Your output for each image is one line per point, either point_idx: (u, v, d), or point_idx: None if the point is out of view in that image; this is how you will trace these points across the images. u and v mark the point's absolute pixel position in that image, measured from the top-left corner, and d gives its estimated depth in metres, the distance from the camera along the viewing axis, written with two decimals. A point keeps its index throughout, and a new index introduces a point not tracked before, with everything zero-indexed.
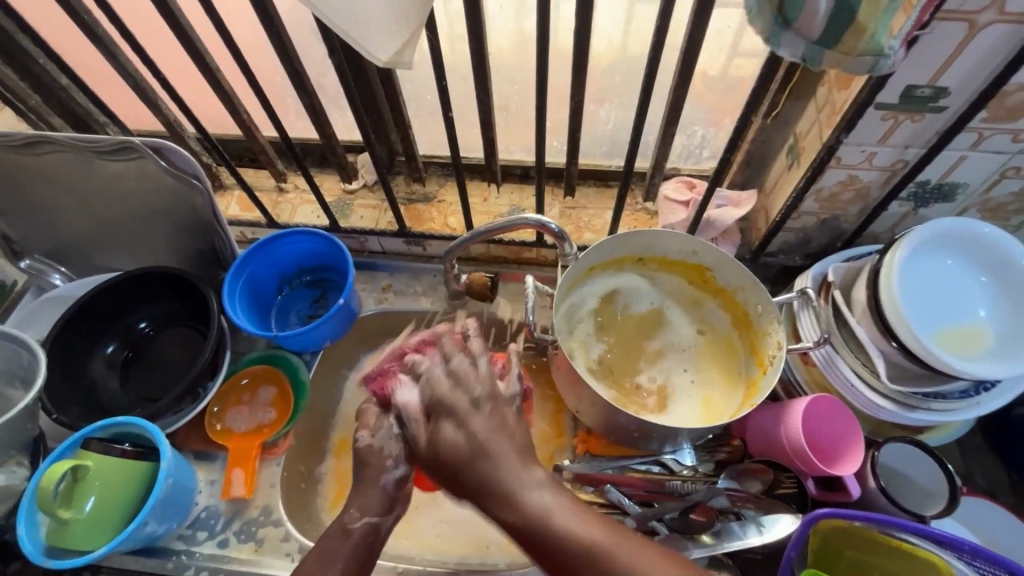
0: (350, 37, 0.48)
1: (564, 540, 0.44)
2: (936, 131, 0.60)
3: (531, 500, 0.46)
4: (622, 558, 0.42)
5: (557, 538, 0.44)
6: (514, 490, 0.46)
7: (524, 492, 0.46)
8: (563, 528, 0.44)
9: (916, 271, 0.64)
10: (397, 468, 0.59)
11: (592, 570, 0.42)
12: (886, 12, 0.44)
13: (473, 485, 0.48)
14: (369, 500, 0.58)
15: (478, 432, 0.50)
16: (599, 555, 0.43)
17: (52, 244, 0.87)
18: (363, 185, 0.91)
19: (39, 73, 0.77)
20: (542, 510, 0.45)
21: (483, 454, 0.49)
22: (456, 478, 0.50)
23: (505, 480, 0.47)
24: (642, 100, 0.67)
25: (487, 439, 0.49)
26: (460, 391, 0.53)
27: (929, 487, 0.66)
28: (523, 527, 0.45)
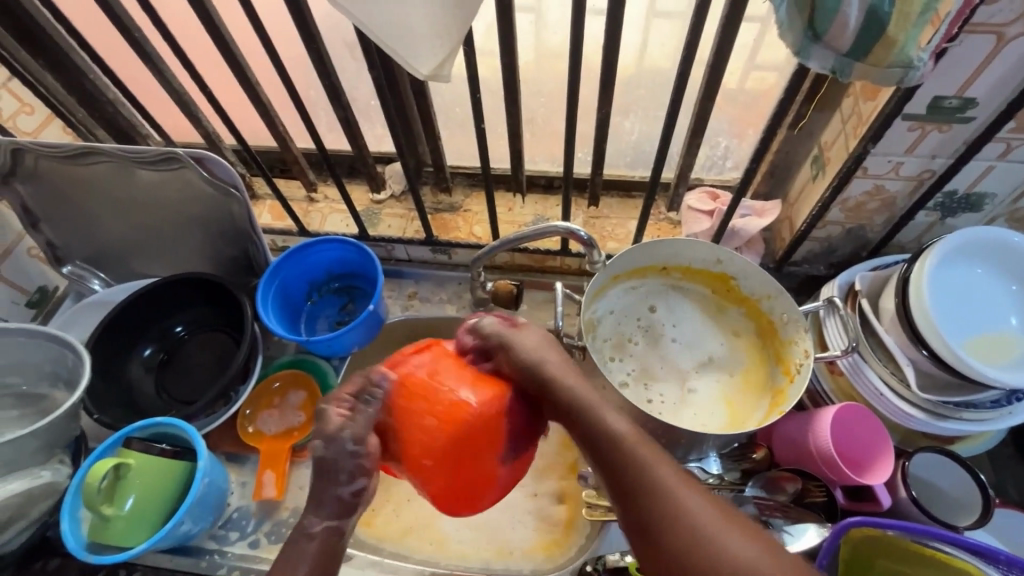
0: (395, 51, 0.50)
1: (601, 424, 0.54)
2: (963, 141, 0.61)
3: (581, 394, 0.56)
4: (651, 458, 0.51)
5: (597, 424, 0.54)
6: (569, 390, 0.57)
7: (578, 392, 0.57)
8: (602, 418, 0.54)
9: (946, 279, 0.64)
10: (354, 481, 0.56)
11: (640, 472, 0.50)
12: (915, 25, 0.45)
13: (539, 381, 0.58)
14: (327, 506, 0.56)
15: (544, 351, 0.60)
16: (623, 440, 0.52)
17: (92, 251, 0.90)
18: (391, 195, 0.93)
19: (90, 89, 0.82)
20: (589, 408, 0.55)
21: (554, 362, 0.59)
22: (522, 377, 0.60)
23: (562, 378, 0.58)
24: (670, 112, 0.68)
25: (552, 371, 0.58)
26: (526, 332, 0.62)
27: (962, 499, 0.66)
28: (583, 418, 0.55)
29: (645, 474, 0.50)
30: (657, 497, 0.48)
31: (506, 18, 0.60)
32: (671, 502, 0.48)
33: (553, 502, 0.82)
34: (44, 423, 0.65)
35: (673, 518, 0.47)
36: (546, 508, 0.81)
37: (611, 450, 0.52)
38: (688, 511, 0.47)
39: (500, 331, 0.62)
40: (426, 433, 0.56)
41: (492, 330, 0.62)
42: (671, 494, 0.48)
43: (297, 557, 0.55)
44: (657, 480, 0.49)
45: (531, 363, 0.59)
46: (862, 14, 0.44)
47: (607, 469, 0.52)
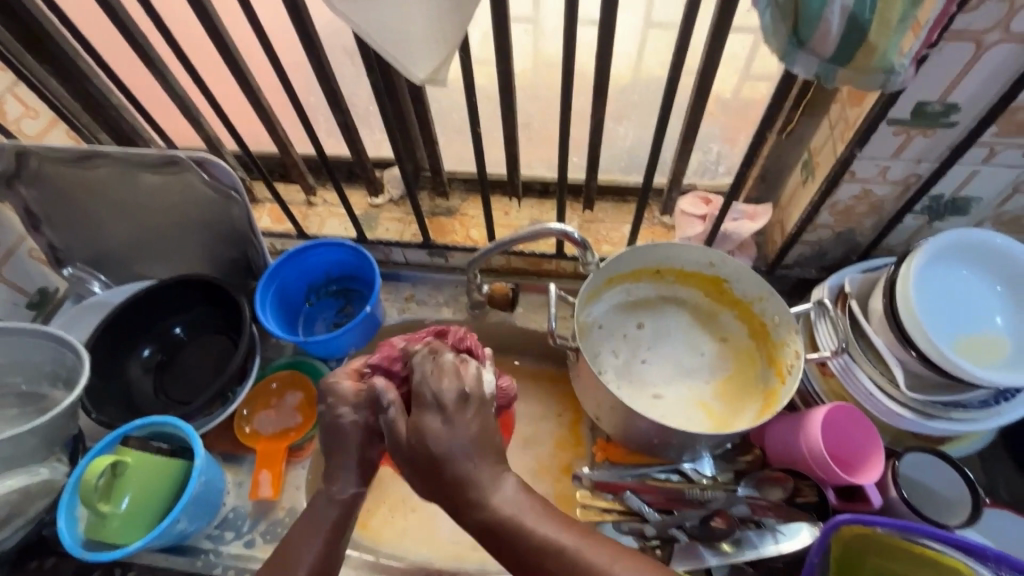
0: (394, 58, 0.52)
1: (528, 535, 0.48)
2: (948, 146, 0.62)
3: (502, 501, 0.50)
4: (576, 547, 0.48)
5: (520, 538, 0.48)
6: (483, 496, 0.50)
7: (495, 499, 0.50)
8: (526, 527, 0.49)
9: (933, 281, 0.65)
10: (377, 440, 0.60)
11: (566, 570, 0.47)
12: (895, 32, 0.46)
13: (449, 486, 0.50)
14: (348, 472, 0.59)
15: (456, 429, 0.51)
16: (554, 549, 0.48)
17: (92, 253, 0.91)
18: (389, 200, 0.94)
19: (96, 94, 0.83)
20: (512, 516, 0.49)
21: (471, 454, 0.51)
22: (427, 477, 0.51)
23: (477, 483, 0.50)
24: (662, 117, 0.69)
25: (469, 457, 0.51)
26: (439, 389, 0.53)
27: (951, 498, 0.67)
28: (495, 532, 0.49)
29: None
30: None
31: (501, 25, 0.62)
32: None
33: None
34: (43, 421, 0.65)
35: None
36: None
37: (542, 561, 0.48)
38: None
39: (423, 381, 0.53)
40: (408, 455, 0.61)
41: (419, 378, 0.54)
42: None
43: (317, 525, 0.58)
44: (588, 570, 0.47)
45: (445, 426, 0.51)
46: (843, 20, 0.46)
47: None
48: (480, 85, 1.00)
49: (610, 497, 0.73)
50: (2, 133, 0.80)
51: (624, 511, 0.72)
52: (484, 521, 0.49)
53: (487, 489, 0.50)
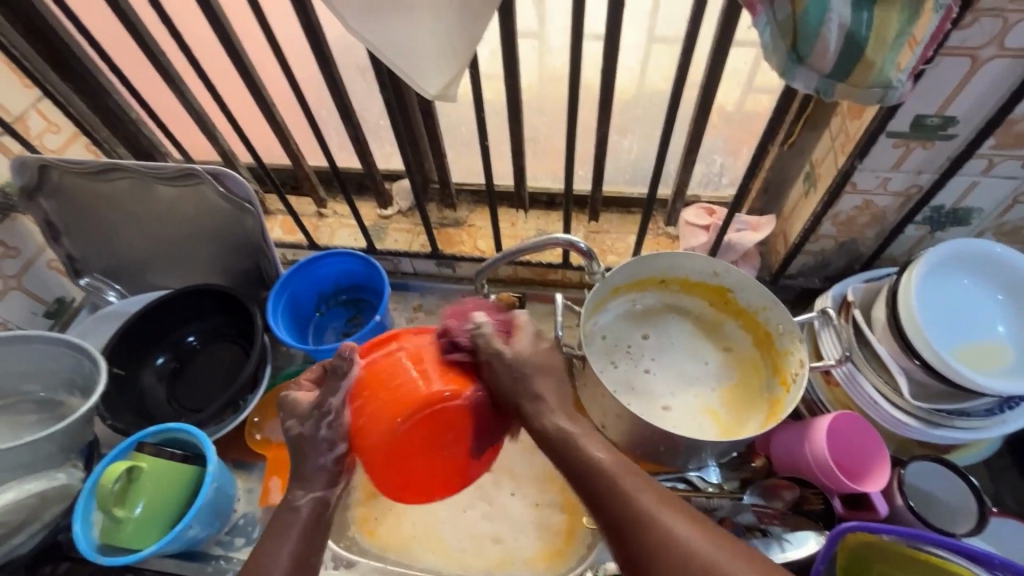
0: (410, 77, 0.54)
1: (584, 456, 0.52)
2: (947, 158, 0.64)
3: (564, 426, 0.54)
4: (630, 485, 0.50)
5: (577, 458, 0.52)
6: (551, 419, 0.54)
7: (562, 423, 0.54)
8: (583, 447, 0.53)
9: (935, 290, 0.66)
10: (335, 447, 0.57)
11: (618, 497, 0.49)
12: (892, 48, 0.48)
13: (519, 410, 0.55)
14: (313, 479, 0.58)
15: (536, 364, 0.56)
16: (608, 474, 0.51)
17: (109, 263, 0.93)
18: (398, 211, 0.96)
19: (116, 109, 0.86)
20: (571, 439, 0.53)
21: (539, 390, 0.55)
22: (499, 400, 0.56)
23: (548, 409, 0.55)
24: (666, 131, 0.71)
25: (533, 395, 0.55)
26: (507, 343, 0.56)
27: (955, 506, 0.67)
28: (559, 448, 0.53)
29: (629, 509, 0.48)
30: (646, 531, 0.47)
31: (510, 42, 0.64)
32: (658, 530, 0.47)
33: (555, 511, 0.82)
34: (61, 427, 0.67)
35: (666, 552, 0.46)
36: (547, 517, 0.82)
37: (594, 481, 0.51)
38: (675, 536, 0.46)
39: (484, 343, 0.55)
40: (375, 423, 0.52)
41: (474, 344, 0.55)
42: (656, 519, 0.47)
43: (285, 530, 0.56)
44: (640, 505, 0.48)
45: (513, 369, 0.55)
46: (841, 37, 0.47)
47: (588, 498, 0.51)
48: (488, 99, 1.02)
49: None
50: (25, 147, 0.83)
51: None
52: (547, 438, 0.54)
53: (556, 417, 0.55)
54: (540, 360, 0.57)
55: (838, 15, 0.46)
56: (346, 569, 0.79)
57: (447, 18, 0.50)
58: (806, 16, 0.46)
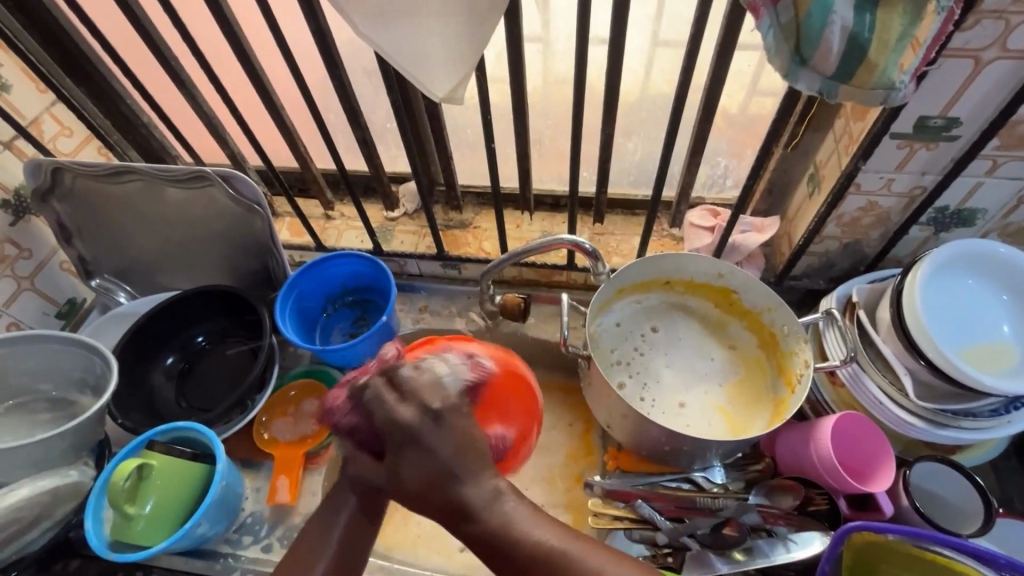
0: (418, 79, 0.55)
1: (524, 541, 0.43)
2: (950, 159, 0.64)
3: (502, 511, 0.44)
4: (586, 559, 0.42)
5: (517, 542, 0.43)
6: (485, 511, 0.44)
7: (499, 508, 0.45)
8: (521, 531, 0.43)
9: (940, 290, 0.66)
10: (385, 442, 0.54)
11: None
12: (894, 49, 0.48)
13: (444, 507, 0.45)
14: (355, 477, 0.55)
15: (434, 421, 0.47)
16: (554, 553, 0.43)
17: (120, 264, 0.94)
18: (404, 213, 0.97)
19: (128, 113, 0.87)
20: (512, 523, 0.44)
21: (468, 474, 0.45)
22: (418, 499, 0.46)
23: (469, 489, 0.45)
24: (670, 132, 0.72)
25: (461, 478, 0.45)
26: (410, 398, 0.48)
27: (962, 507, 0.67)
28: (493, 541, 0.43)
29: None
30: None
31: (516, 45, 0.65)
32: None
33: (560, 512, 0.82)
34: (73, 425, 0.68)
35: None
36: None
37: (540, 566, 0.42)
38: None
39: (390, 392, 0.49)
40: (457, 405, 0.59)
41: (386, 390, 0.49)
42: None
43: (330, 526, 0.55)
44: None
45: (428, 448, 0.46)
46: (843, 40, 0.48)
47: None
48: (494, 103, 1.03)
49: (622, 505, 0.73)
50: (39, 151, 0.85)
51: (635, 519, 0.72)
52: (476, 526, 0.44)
53: (478, 494, 0.44)
54: (461, 428, 0.47)
55: (840, 18, 0.47)
56: None
57: (453, 19, 0.51)
58: (808, 19, 0.47)
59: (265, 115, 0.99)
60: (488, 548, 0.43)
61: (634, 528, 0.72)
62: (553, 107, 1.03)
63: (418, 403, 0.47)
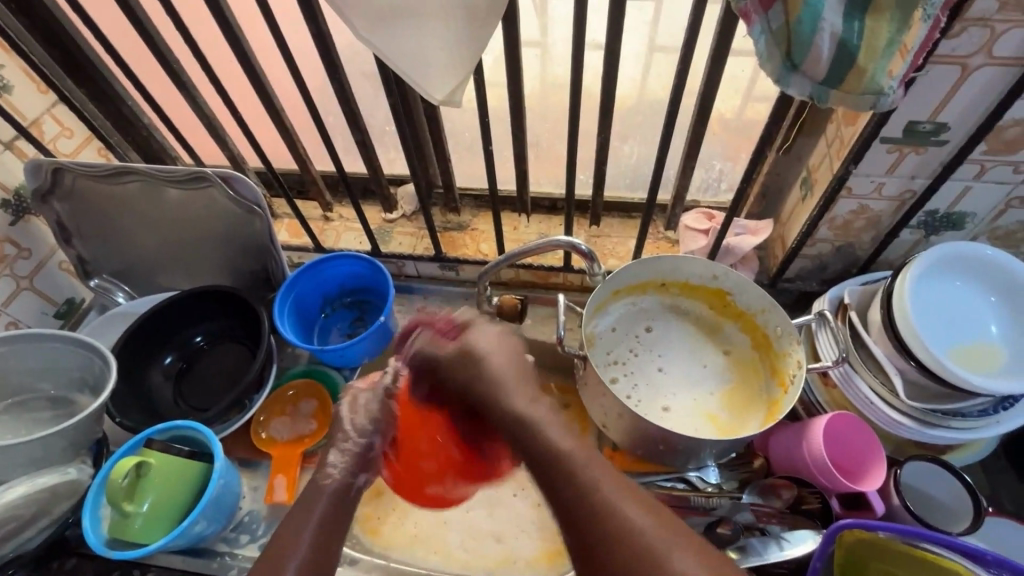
0: (413, 79, 0.55)
1: (543, 442, 0.51)
2: (939, 163, 0.65)
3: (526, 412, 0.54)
4: (590, 466, 0.48)
5: (541, 442, 0.51)
6: (516, 407, 0.55)
7: (528, 410, 0.54)
8: (547, 436, 0.51)
9: (929, 291, 0.67)
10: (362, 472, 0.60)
11: (570, 478, 0.48)
12: (883, 56, 0.50)
13: (489, 391, 0.57)
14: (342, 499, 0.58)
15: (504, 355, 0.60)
16: (564, 456, 0.49)
17: (119, 265, 0.94)
18: (402, 215, 0.98)
19: (129, 115, 0.88)
20: (534, 424, 0.53)
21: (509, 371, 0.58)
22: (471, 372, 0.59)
23: (512, 392, 0.56)
24: (666, 136, 0.73)
25: (509, 388, 0.56)
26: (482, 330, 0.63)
27: (953, 506, 0.68)
28: (523, 435, 0.53)
29: (588, 493, 0.47)
30: (604, 519, 0.45)
31: (514, 49, 0.66)
32: (617, 520, 0.45)
33: None
34: (72, 423, 0.68)
35: (622, 539, 0.44)
36: (548, 518, 0.82)
37: (549, 460, 0.50)
38: (632, 526, 0.44)
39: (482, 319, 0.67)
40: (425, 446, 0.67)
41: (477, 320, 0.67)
42: (616, 509, 0.45)
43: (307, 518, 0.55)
44: (594, 488, 0.47)
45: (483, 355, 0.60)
46: (833, 45, 0.49)
47: (548, 483, 0.49)
48: (492, 106, 1.05)
49: None
50: (40, 151, 0.85)
51: None
52: (511, 423, 0.54)
53: (519, 393, 0.56)
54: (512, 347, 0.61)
55: (830, 25, 0.48)
56: (349, 567, 0.80)
57: (450, 22, 0.52)
58: (799, 26, 0.48)
59: (264, 117, 1.00)
60: (519, 442, 0.53)
61: None
62: (550, 110, 1.04)
63: (491, 327, 0.64)
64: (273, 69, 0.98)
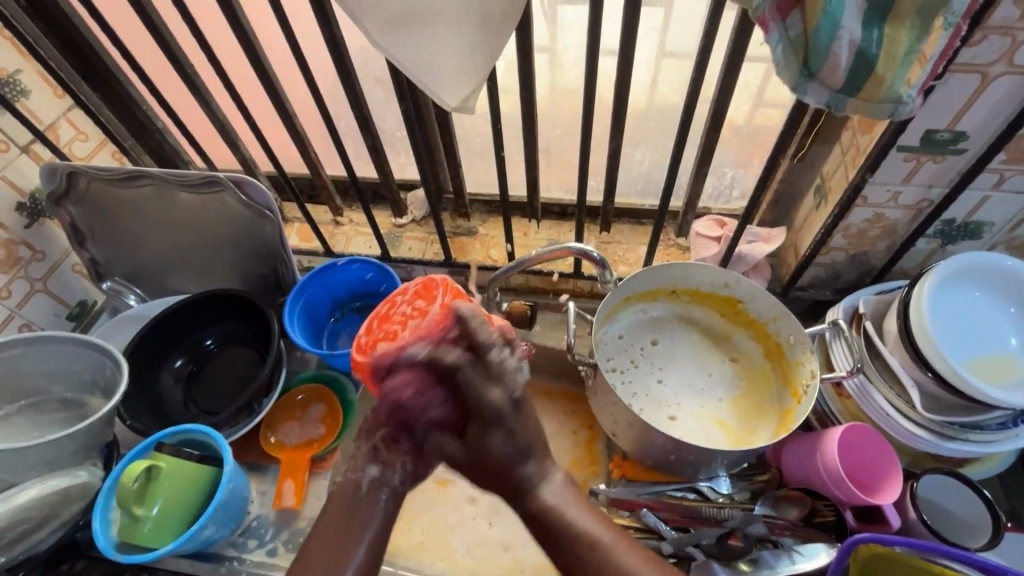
0: (425, 85, 0.55)
1: (569, 527, 0.55)
2: (956, 172, 0.65)
3: (544, 497, 0.57)
4: (607, 538, 0.54)
5: (561, 521, 0.55)
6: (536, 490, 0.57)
7: (545, 493, 0.57)
8: (564, 515, 0.56)
9: (947, 303, 0.66)
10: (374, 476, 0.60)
11: (590, 553, 0.53)
12: (901, 64, 0.49)
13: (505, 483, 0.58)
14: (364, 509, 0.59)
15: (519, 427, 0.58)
16: (581, 532, 0.54)
17: (130, 267, 0.95)
18: (412, 220, 0.98)
19: (143, 119, 0.89)
20: (558, 510, 0.56)
21: (526, 458, 0.58)
22: (493, 466, 0.58)
23: (532, 479, 0.58)
24: (678, 143, 0.73)
25: (526, 466, 0.58)
26: (497, 392, 0.57)
27: (971, 522, 0.67)
28: (542, 517, 0.56)
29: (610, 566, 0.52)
30: None
31: (527, 56, 0.66)
32: None
33: None
34: (83, 426, 0.68)
35: None
36: None
37: (568, 537, 0.55)
38: None
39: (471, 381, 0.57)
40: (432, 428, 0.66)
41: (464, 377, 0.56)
42: None
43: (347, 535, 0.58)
44: (612, 560, 0.52)
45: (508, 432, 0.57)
46: (851, 53, 0.48)
47: (567, 560, 0.54)
48: (503, 111, 1.05)
49: (627, 514, 0.74)
50: (55, 155, 0.86)
51: (641, 528, 0.72)
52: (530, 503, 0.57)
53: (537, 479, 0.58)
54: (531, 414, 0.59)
55: (848, 32, 0.47)
56: None
57: (464, 29, 0.52)
58: (817, 33, 0.48)
59: (276, 120, 1.01)
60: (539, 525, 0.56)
61: (641, 537, 0.71)
62: (561, 115, 1.04)
63: (505, 387, 0.57)
64: (286, 74, 0.98)
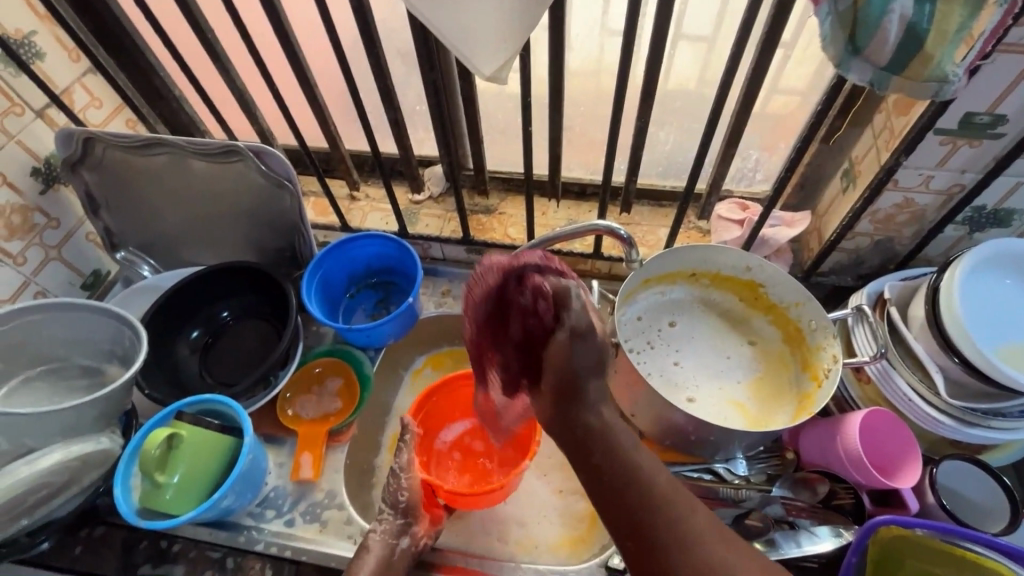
0: (457, 49, 0.54)
1: (616, 447, 0.51)
2: (993, 157, 0.63)
3: (603, 419, 0.53)
4: (643, 461, 0.51)
5: (604, 434, 0.52)
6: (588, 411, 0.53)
7: (600, 415, 0.53)
8: (614, 437, 0.52)
9: (976, 289, 0.66)
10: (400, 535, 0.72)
11: (631, 475, 0.50)
12: (951, 41, 0.48)
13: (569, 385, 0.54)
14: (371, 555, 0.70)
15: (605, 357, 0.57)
16: (623, 451, 0.51)
17: (145, 238, 0.94)
18: (429, 196, 0.98)
19: (159, 85, 0.88)
20: (609, 431, 0.52)
21: (597, 374, 0.55)
22: (580, 360, 0.54)
23: (592, 400, 0.54)
24: (709, 124, 0.71)
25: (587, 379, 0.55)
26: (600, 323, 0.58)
27: (988, 506, 0.68)
28: (588, 435, 0.52)
29: (644, 487, 0.49)
30: (661, 515, 0.48)
31: (558, 27, 0.64)
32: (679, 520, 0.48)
33: (579, 498, 0.83)
34: (103, 394, 0.68)
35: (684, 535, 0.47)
36: (571, 503, 0.82)
37: (608, 455, 0.51)
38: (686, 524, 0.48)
39: (575, 312, 0.55)
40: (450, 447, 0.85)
41: (566, 300, 0.56)
42: (672, 506, 0.48)
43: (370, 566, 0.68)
44: (650, 485, 0.49)
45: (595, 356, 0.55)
46: (901, 29, 0.47)
47: (606, 481, 0.50)
48: None
49: None
50: (70, 120, 0.84)
51: None
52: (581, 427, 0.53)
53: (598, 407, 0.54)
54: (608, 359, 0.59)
55: (899, 7, 0.46)
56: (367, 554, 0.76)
57: None
58: (867, 7, 0.47)
59: (292, 91, 0.99)
60: (588, 443, 0.52)
61: None
62: None
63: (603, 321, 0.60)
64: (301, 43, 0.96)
